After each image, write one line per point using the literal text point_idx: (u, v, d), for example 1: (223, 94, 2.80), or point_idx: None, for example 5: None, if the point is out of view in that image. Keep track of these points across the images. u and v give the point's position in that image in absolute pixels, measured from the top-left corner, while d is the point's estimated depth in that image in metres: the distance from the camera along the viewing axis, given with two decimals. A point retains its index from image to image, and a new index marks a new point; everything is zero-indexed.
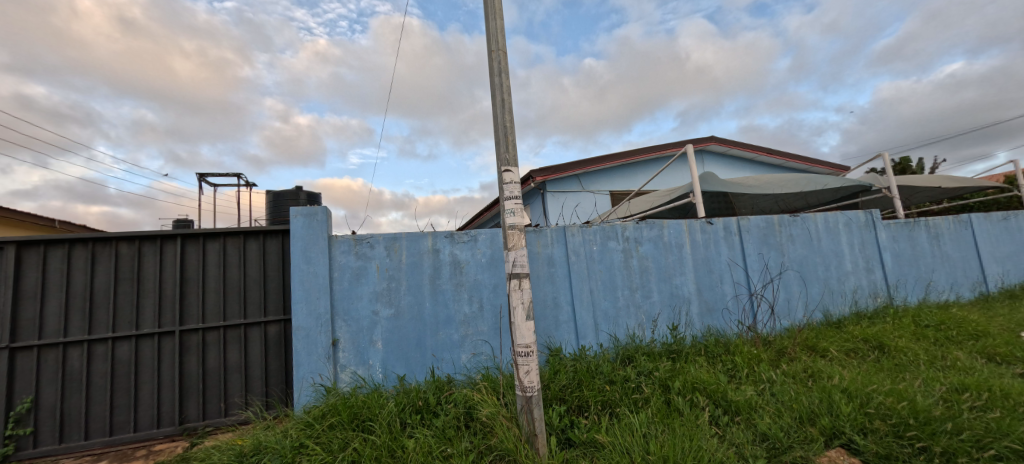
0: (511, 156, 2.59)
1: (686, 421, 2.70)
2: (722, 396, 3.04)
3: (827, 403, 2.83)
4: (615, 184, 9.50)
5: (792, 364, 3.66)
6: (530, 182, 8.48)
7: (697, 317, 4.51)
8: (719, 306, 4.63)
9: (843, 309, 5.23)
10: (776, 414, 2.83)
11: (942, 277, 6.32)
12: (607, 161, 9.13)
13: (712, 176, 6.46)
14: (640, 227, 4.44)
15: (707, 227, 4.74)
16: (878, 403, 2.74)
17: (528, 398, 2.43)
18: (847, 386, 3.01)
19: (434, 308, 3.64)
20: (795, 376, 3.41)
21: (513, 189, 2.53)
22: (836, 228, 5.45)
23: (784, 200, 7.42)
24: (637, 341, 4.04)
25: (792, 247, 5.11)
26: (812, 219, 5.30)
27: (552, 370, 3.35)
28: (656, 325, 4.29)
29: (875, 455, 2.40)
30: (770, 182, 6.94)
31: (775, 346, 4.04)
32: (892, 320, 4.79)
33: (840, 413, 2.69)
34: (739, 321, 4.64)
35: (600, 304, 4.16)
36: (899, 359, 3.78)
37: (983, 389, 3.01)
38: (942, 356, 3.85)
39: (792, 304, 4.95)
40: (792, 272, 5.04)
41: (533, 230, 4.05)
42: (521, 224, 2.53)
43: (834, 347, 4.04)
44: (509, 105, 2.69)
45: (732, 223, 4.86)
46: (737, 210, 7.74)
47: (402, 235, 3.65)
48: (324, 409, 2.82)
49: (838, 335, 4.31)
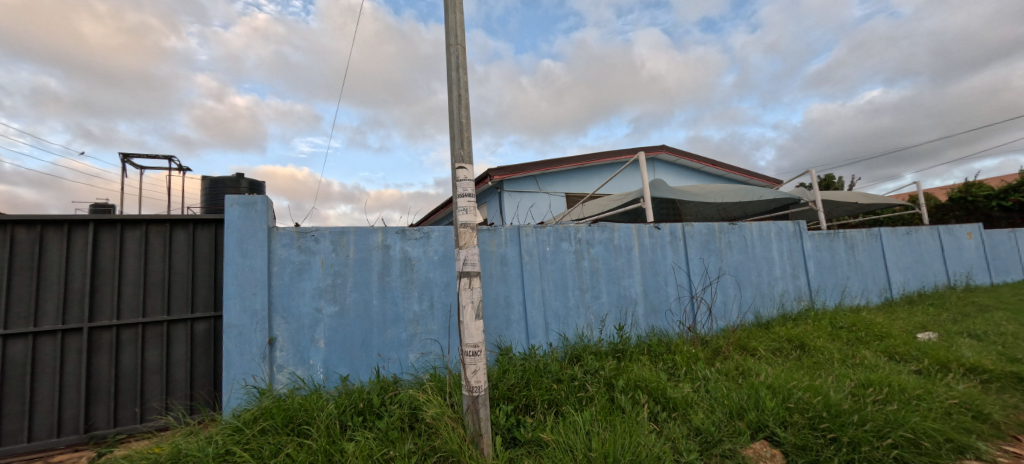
0: (466, 153, 2.55)
1: (627, 418, 2.80)
2: (662, 392, 3.18)
3: (754, 398, 3.04)
4: (571, 186, 9.69)
5: (725, 362, 3.90)
6: (489, 181, 8.45)
7: (643, 318, 4.69)
8: (663, 307, 4.85)
9: (772, 311, 5.66)
10: (709, 410, 3.00)
11: (856, 283, 7.02)
12: (563, 163, 9.29)
13: (662, 184, 6.76)
14: (592, 230, 4.55)
15: (654, 231, 4.94)
16: (797, 398, 2.98)
17: (475, 398, 2.41)
18: (772, 382, 3.25)
19: (381, 306, 3.52)
20: (728, 374, 3.64)
21: (466, 186, 2.50)
22: (768, 237, 5.90)
23: (725, 209, 7.95)
24: (585, 341, 4.15)
25: (730, 253, 5.46)
26: (748, 228, 5.70)
27: (501, 370, 3.35)
28: (604, 325, 4.43)
29: (793, 446, 2.63)
30: (713, 191, 7.40)
31: (711, 345, 4.29)
32: (813, 322, 5.26)
33: (765, 408, 2.90)
34: (681, 321, 4.89)
35: (551, 304, 4.21)
36: (817, 357, 4.16)
37: (884, 384, 3.37)
38: (853, 354, 4.28)
39: (728, 307, 5.29)
40: (728, 276, 5.39)
41: (487, 229, 3.99)
42: (473, 222, 2.50)
43: (762, 346, 4.37)
44: (465, 101, 2.65)
45: (677, 229, 5.11)
46: (684, 217, 8.41)
47: (350, 229, 3.50)
48: (256, 412, 2.64)
49: (766, 336, 4.66)
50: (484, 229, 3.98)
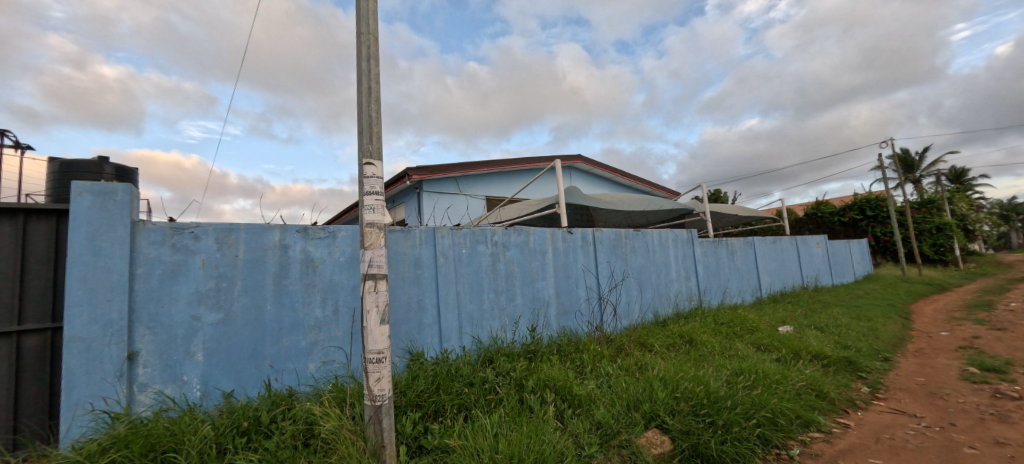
0: (375, 148, 2.42)
1: (534, 418, 2.87)
2: (568, 390, 3.32)
3: (649, 390, 3.31)
4: (491, 189, 9.78)
5: (626, 358, 4.21)
6: (407, 181, 8.23)
7: (554, 318, 4.87)
8: (573, 308, 5.09)
9: (668, 310, 6.26)
10: (610, 404, 3.20)
11: (735, 284, 8.05)
12: (484, 166, 9.36)
13: (576, 191, 7.12)
14: (508, 233, 4.62)
15: (567, 236, 5.17)
16: (684, 388, 3.31)
17: (377, 408, 2.30)
18: (664, 375, 3.57)
19: (277, 312, 3.19)
20: (628, 369, 3.93)
21: (374, 183, 2.38)
22: (666, 243, 6.51)
23: (631, 216, 8.63)
24: (498, 343, 4.18)
25: (633, 257, 5.92)
26: (649, 234, 6.23)
27: (410, 377, 3.23)
28: (518, 327, 4.51)
29: (679, 432, 2.91)
30: (621, 200, 7.98)
31: (615, 343, 4.61)
32: (700, 319, 5.92)
33: (657, 399, 3.18)
34: (589, 321, 5.17)
35: (465, 307, 4.18)
36: (702, 351, 4.69)
37: (752, 371, 3.91)
38: (730, 346, 4.90)
39: (631, 307, 5.72)
40: (632, 279, 5.84)
41: (399, 230, 3.83)
42: (381, 222, 2.38)
43: (658, 342, 4.80)
44: (376, 95, 2.52)
45: (588, 234, 5.40)
46: (596, 223, 8.95)
47: (240, 226, 3.12)
48: (105, 442, 2.23)
49: (662, 332, 5.14)
50: (396, 231, 3.81)
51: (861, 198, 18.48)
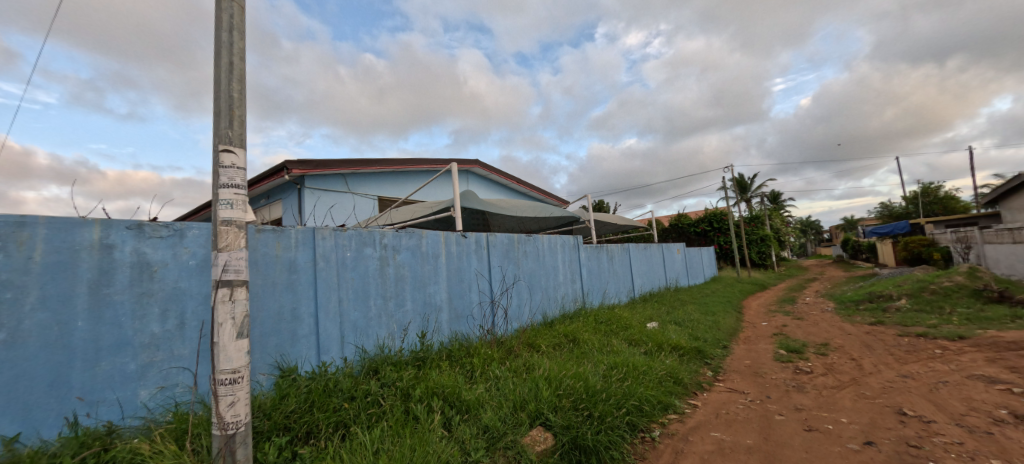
0: (236, 134, 2.10)
1: (420, 429, 2.76)
2: (457, 396, 3.28)
3: (534, 390, 3.44)
4: (385, 189, 9.31)
5: (515, 360, 4.33)
6: (286, 175, 7.46)
7: (446, 323, 4.80)
8: (466, 312, 5.08)
9: (555, 311, 6.65)
10: (498, 406, 3.25)
11: (612, 286, 8.91)
12: (377, 165, 8.87)
13: (472, 195, 7.16)
14: (399, 235, 4.41)
15: (461, 240, 5.14)
16: (567, 385, 3.53)
17: (229, 437, 1.98)
18: (549, 374, 3.76)
19: (93, 329, 2.55)
20: (516, 371, 4.04)
21: (233, 175, 2.05)
22: (555, 248, 6.93)
23: (525, 222, 8.99)
24: (385, 352, 3.95)
25: (525, 261, 6.17)
26: (540, 239, 6.56)
27: (278, 396, 2.85)
28: (407, 334, 4.32)
29: (561, 427, 3.07)
30: (516, 206, 8.26)
31: (505, 345, 4.72)
32: (582, 319, 6.41)
33: (541, 397, 3.32)
34: (481, 325, 5.21)
35: (348, 315, 3.86)
36: (583, 348, 5.06)
37: (624, 365, 4.33)
38: (607, 343, 5.38)
39: (521, 309, 5.93)
40: (523, 282, 6.07)
41: (271, 229, 3.37)
42: (241, 221, 2.07)
43: (545, 342, 5.05)
44: (239, 72, 2.19)
45: (482, 238, 5.46)
46: (491, 227, 9.14)
47: (38, 221, 2.43)
48: None
49: (549, 333, 5.43)
50: (268, 230, 3.33)
51: (710, 212, 22.07)
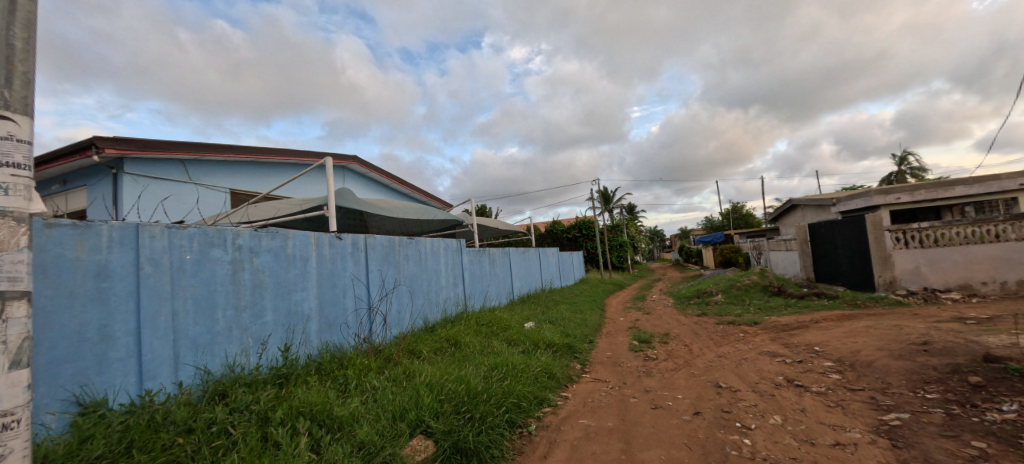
0: (16, 97, 1.58)
1: (281, 456, 2.43)
2: (327, 414, 2.98)
3: (415, 398, 3.33)
4: (239, 181, 8.05)
5: (394, 368, 4.14)
6: (96, 156, 5.92)
7: (315, 334, 4.33)
8: (339, 321, 4.66)
9: (436, 316, 6.57)
10: (375, 419, 3.05)
11: (493, 289, 9.17)
12: (229, 152, 7.62)
13: (349, 194, 6.65)
14: (258, 235, 3.82)
15: (335, 242, 4.72)
16: (449, 389, 3.50)
17: None
18: (430, 380, 3.67)
19: None
20: (395, 379, 3.86)
21: (7, 148, 1.54)
22: (438, 251, 6.89)
23: (406, 224, 8.70)
24: (236, 372, 3.38)
25: (406, 265, 5.98)
26: (422, 243, 6.45)
27: (76, 442, 2.21)
28: (265, 349, 3.77)
29: (442, 433, 3.03)
30: (397, 207, 7.94)
31: (383, 353, 4.48)
32: (464, 322, 6.46)
33: (422, 405, 3.23)
34: (356, 333, 4.84)
35: (187, 330, 3.19)
36: (465, 351, 5.09)
37: (505, 365, 4.49)
38: (488, 344, 5.51)
39: (401, 315, 5.70)
40: (404, 287, 5.86)
41: (70, 224, 2.59)
42: (21, 213, 1.56)
43: (426, 348, 4.94)
44: (24, 16, 1.66)
45: (360, 240, 5.09)
46: (368, 228, 8.61)
47: None
48: None
49: (431, 338, 5.33)
50: (64, 225, 2.57)
51: (580, 220, 24.39)
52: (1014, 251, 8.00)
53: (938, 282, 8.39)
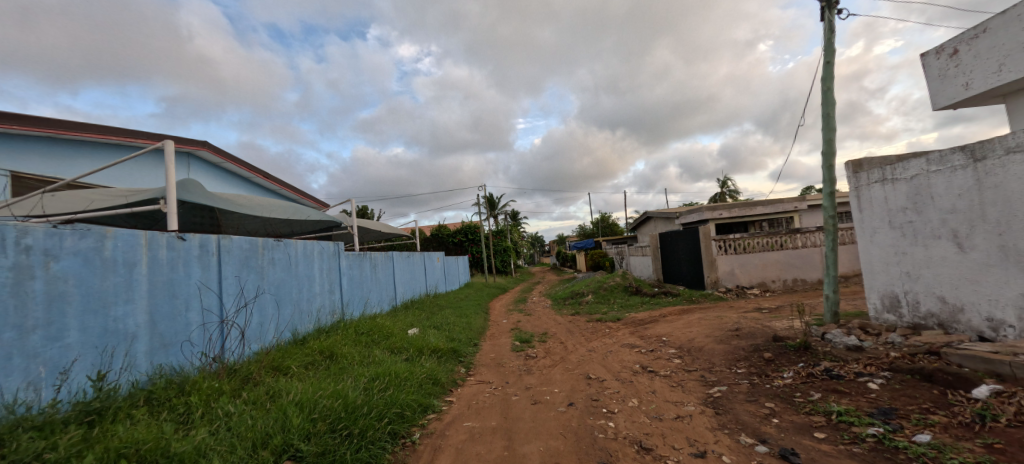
0: None
1: None
2: (163, 451, 2.46)
3: (281, 421, 2.95)
4: (28, 162, 6.22)
5: (253, 390, 3.61)
6: None
7: (145, 356, 3.48)
8: (180, 338, 3.85)
9: (308, 327, 5.96)
10: (229, 451, 2.62)
11: (375, 295, 8.69)
12: (11, 123, 5.87)
13: (196, 186, 5.62)
14: (58, 233, 2.94)
15: (176, 243, 3.93)
16: (323, 406, 3.20)
17: None
18: (300, 398, 3.31)
19: None
20: (256, 402, 3.37)
21: None
22: (311, 255, 6.33)
23: (271, 224, 7.70)
24: (17, 413, 2.52)
25: (271, 270, 5.31)
26: (291, 245, 5.85)
27: None
28: (67, 379, 2.89)
29: (314, 455, 2.75)
30: (260, 204, 6.99)
31: (240, 373, 3.88)
32: (341, 331, 5.99)
33: (290, 427, 2.89)
34: (203, 352, 4.07)
35: None
36: (342, 363, 4.71)
37: (387, 374, 4.29)
38: (368, 354, 5.20)
39: (263, 328, 5.01)
40: (267, 295, 5.18)
41: None
42: None
43: (295, 363, 4.44)
44: None
45: (210, 242, 4.34)
46: (222, 227, 7.38)
47: None
48: None
49: (300, 352, 4.81)
50: None
51: (466, 225, 24.64)
52: (791, 257, 10.61)
53: (745, 281, 10.66)
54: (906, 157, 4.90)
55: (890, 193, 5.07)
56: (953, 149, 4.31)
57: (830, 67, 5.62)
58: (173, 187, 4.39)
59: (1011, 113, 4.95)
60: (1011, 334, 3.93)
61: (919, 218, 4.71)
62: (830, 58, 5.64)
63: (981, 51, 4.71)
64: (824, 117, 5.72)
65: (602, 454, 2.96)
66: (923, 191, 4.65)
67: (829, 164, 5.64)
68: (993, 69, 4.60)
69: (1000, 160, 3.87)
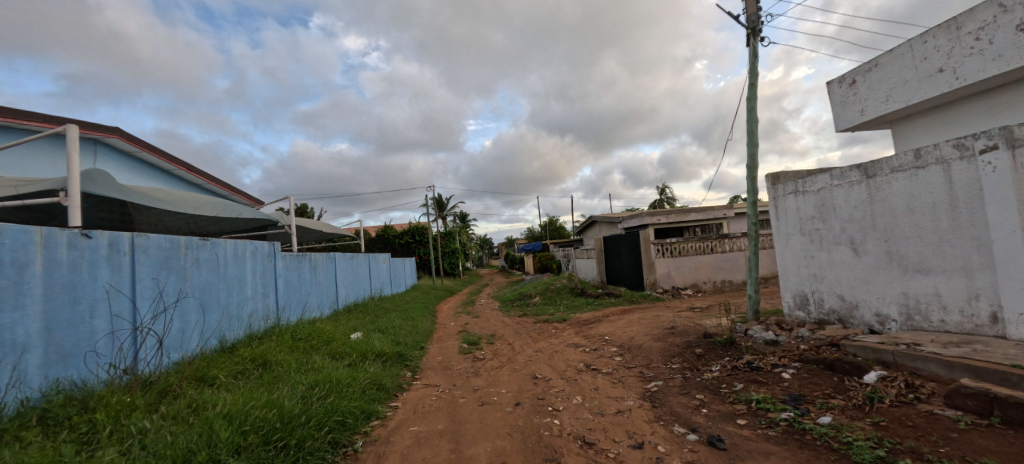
0: None
1: None
2: None
3: (205, 436, 2.71)
4: None
5: (173, 403, 3.29)
6: None
7: (37, 369, 3.04)
8: (83, 349, 3.41)
9: (238, 333, 5.53)
10: None
11: (314, 299, 8.25)
12: None
13: (105, 178, 5.01)
14: None
15: (79, 241, 3.48)
16: (255, 417, 2.99)
17: None
18: (229, 410, 3.06)
19: None
20: (175, 417, 3.07)
21: None
22: (242, 256, 5.88)
23: (196, 221, 7.05)
24: None
25: (195, 272, 4.87)
26: (220, 245, 5.40)
27: None
28: None
29: None
30: (183, 199, 6.38)
31: (156, 386, 3.52)
32: (275, 337, 5.62)
33: (217, 441, 2.66)
34: (112, 364, 3.63)
35: None
36: (276, 371, 4.42)
37: (326, 381, 4.08)
38: (305, 361, 4.92)
39: (185, 336, 4.57)
40: (190, 299, 4.74)
41: None
42: None
43: (223, 373, 4.10)
44: None
45: (122, 241, 3.90)
46: (135, 223, 6.65)
47: None
48: None
49: (229, 360, 4.45)
50: None
51: (414, 226, 24.10)
52: (720, 260, 11.52)
53: (680, 282, 11.41)
54: (815, 172, 5.52)
55: (801, 203, 5.68)
56: (851, 166, 4.93)
57: (754, 88, 6.20)
58: (76, 178, 3.89)
59: (896, 138, 5.76)
60: (894, 327, 4.55)
61: (824, 226, 5.33)
62: (754, 81, 6.22)
63: (873, 82, 5.44)
64: (749, 133, 6.30)
65: (548, 451, 3.05)
66: (827, 203, 5.26)
67: (753, 176, 6.21)
68: (882, 98, 5.33)
69: (887, 177, 4.49)
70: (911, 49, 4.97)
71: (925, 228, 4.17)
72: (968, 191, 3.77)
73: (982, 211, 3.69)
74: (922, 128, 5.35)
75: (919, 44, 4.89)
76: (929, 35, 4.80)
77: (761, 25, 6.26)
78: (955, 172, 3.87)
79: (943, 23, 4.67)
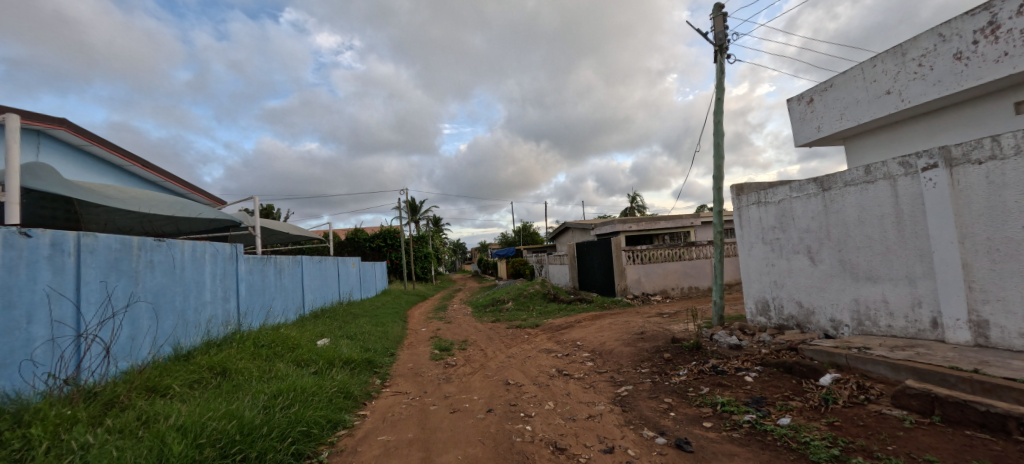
0: None
1: None
2: None
3: (157, 450, 2.55)
4: None
5: (120, 416, 3.07)
6: None
7: None
8: (17, 357, 3.14)
9: (194, 340, 5.24)
10: None
11: (279, 304, 7.93)
12: None
13: (48, 171, 4.68)
14: None
15: (18, 240, 3.22)
16: (212, 430, 2.84)
17: None
18: (183, 422, 2.89)
19: None
20: (122, 431, 2.86)
21: None
22: (201, 258, 5.59)
23: (150, 221, 6.65)
24: None
25: (148, 275, 4.58)
26: (177, 247, 5.12)
27: None
28: None
29: None
30: (137, 198, 6.01)
31: (103, 397, 3.28)
32: (236, 344, 5.37)
33: (169, 455, 2.50)
34: (51, 373, 3.36)
35: None
36: (236, 380, 4.21)
37: (291, 390, 3.92)
38: (268, 369, 4.70)
39: (135, 343, 4.28)
40: (142, 304, 4.46)
41: None
42: None
43: (177, 382, 3.87)
44: None
45: (66, 241, 3.63)
46: (82, 222, 6.21)
47: None
48: None
49: (183, 369, 4.20)
50: None
51: (385, 229, 23.68)
52: (687, 267, 11.88)
53: (650, 288, 11.68)
54: (776, 184, 5.80)
55: (763, 214, 5.95)
56: (808, 180, 5.21)
57: (720, 102, 6.47)
58: (16, 172, 3.60)
59: (850, 154, 6.11)
60: (847, 331, 4.82)
61: (784, 236, 5.60)
62: (721, 95, 6.49)
63: (829, 101, 5.78)
64: (715, 146, 6.55)
65: (520, 457, 3.04)
66: (787, 214, 5.53)
67: (718, 187, 6.46)
68: (837, 117, 5.67)
69: (840, 191, 4.77)
70: (862, 72, 5.33)
71: (874, 239, 4.45)
72: (911, 205, 4.06)
73: (924, 224, 3.98)
74: (872, 145, 5.71)
75: (869, 68, 5.25)
76: (877, 59, 5.16)
77: (728, 43, 6.54)
78: (900, 187, 4.16)
79: (890, 49, 5.03)
